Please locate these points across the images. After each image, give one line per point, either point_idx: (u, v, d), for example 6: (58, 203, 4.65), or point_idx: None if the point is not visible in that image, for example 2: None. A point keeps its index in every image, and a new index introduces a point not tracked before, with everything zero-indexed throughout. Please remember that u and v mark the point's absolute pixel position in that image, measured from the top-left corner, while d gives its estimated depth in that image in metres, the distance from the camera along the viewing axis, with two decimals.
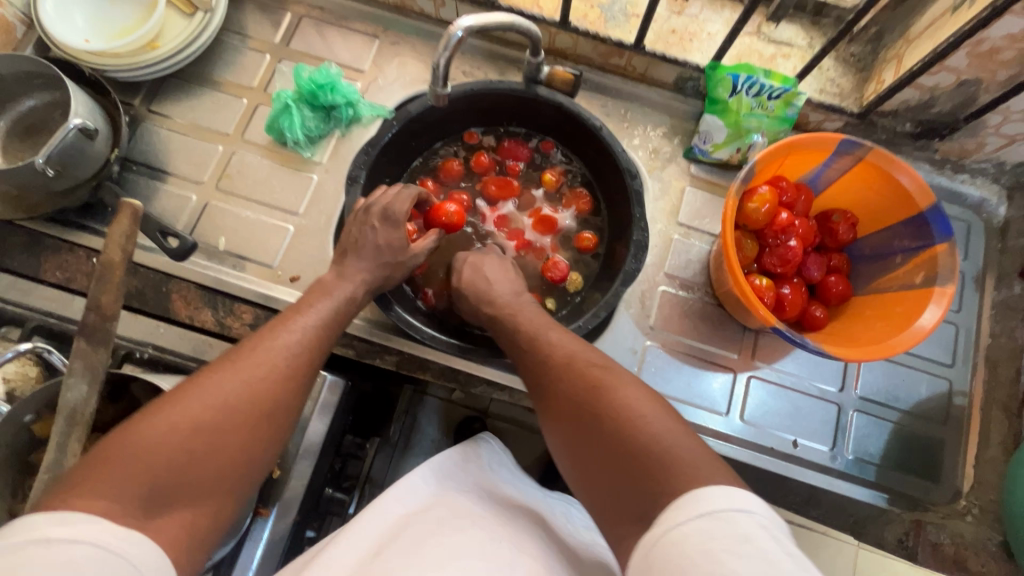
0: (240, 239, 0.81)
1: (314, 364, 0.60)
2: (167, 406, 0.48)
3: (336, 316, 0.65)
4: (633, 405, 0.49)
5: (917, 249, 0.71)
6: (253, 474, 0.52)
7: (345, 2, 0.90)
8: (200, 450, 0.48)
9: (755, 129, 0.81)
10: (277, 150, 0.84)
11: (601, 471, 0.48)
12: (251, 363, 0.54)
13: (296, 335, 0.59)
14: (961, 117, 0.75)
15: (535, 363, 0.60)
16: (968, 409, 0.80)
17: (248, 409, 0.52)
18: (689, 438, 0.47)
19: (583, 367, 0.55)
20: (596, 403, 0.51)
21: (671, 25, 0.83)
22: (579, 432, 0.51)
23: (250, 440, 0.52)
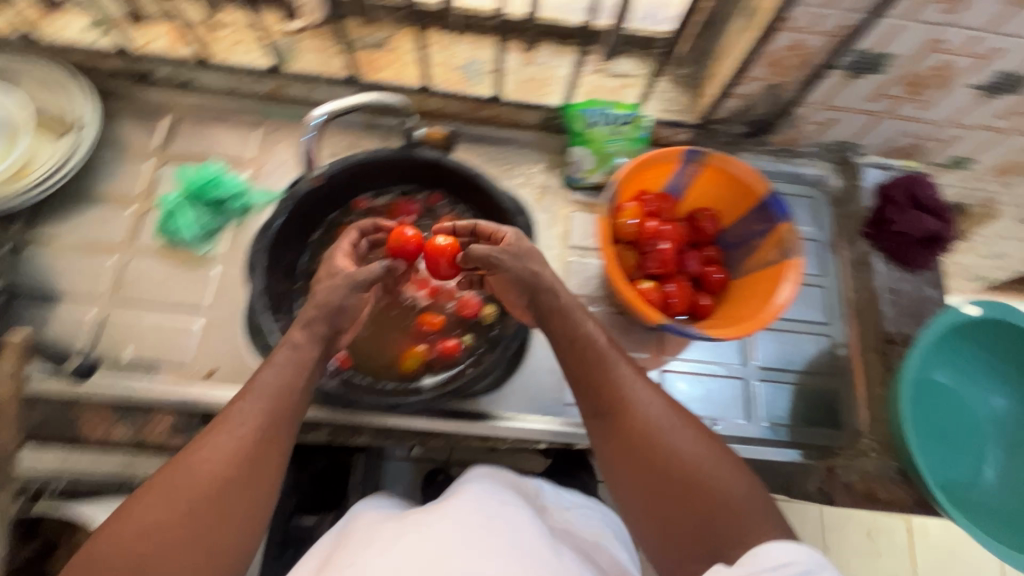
0: (148, 345, 0.80)
1: (290, 413, 0.57)
2: (142, 498, 0.50)
3: (290, 375, 0.59)
4: (691, 449, 0.55)
5: (767, 229, 0.81)
6: (231, 556, 0.51)
7: (220, 99, 0.94)
8: (151, 550, 0.47)
9: (617, 153, 0.90)
10: (172, 251, 0.85)
11: (663, 508, 0.54)
12: (225, 433, 0.53)
13: (242, 416, 0.55)
14: (778, 114, 0.88)
15: (587, 390, 0.61)
16: (850, 357, 0.90)
17: (205, 499, 0.50)
18: (749, 483, 0.54)
19: (639, 400, 0.59)
20: (659, 445, 0.56)
21: (525, 75, 0.92)
22: (644, 470, 0.56)
23: (224, 516, 0.51)
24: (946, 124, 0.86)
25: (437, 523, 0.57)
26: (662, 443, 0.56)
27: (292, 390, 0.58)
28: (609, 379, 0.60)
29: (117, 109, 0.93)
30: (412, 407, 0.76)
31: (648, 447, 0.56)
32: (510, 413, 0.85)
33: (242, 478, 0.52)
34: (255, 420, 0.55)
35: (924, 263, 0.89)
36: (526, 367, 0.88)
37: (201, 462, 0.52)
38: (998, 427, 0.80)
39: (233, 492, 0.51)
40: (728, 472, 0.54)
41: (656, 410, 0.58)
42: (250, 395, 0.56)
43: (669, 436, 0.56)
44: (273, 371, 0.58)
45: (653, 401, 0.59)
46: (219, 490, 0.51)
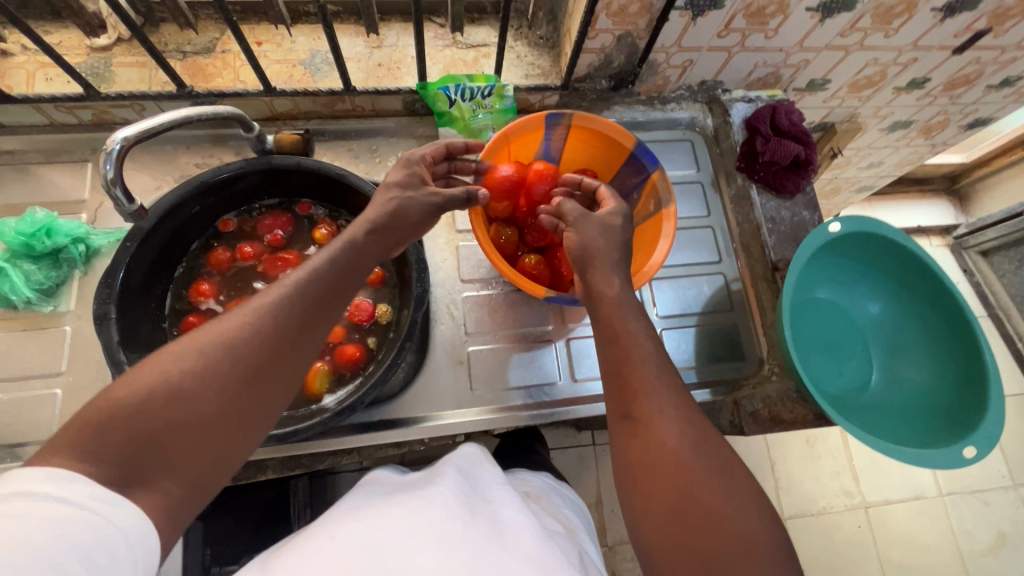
0: (1, 426, 0.71)
1: (325, 314, 0.54)
2: (153, 363, 0.44)
3: (341, 263, 0.57)
4: (711, 475, 0.51)
5: (641, 181, 0.81)
6: (244, 445, 0.47)
7: (38, 136, 0.83)
8: (179, 413, 0.43)
9: (485, 128, 0.88)
10: (10, 317, 0.76)
11: (664, 525, 0.50)
12: (252, 317, 0.49)
13: (292, 292, 0.52)
14: (637, 63, 0.87)
15: (627, 385, 0.56)
16: (744, 290, 0.93)
17: (237, 370, 0.46)
18: (771, 520, 0.50)
19: (672, 415, 0.54)
20: (683, 462, 0.51)
21: (375, 60, 0.86)
22: (668, 484, 0.50)
23: (248, 404, 0.47)
24: (794, 49, 0.88)
25: (428, 510, 0.54)
26: (688, 463, 0.51)
27: (343, 276, 0.56)
28: (648, 380, 0.56)
29: None
30: (307, 433, 0.69)
31: (677, 460, 0.51)
32: (423, 414, 0.81)
33: (274, 361, 0.49)
34: (307, 300, 0.53)
35: (796, 188, 0.92)
36: (432, 363, 0.83)
37: (235, 332, 0.47)
38: (881, 334, 0.87)
39: (265, 371, 0.48)
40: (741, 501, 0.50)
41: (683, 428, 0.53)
42: (293, 278, 0.53)
43: (700, 454, 0.52)
44: (327, 259, 0.56)
45: (684, 417, 0.54)
46: (257, 364, 0.47)
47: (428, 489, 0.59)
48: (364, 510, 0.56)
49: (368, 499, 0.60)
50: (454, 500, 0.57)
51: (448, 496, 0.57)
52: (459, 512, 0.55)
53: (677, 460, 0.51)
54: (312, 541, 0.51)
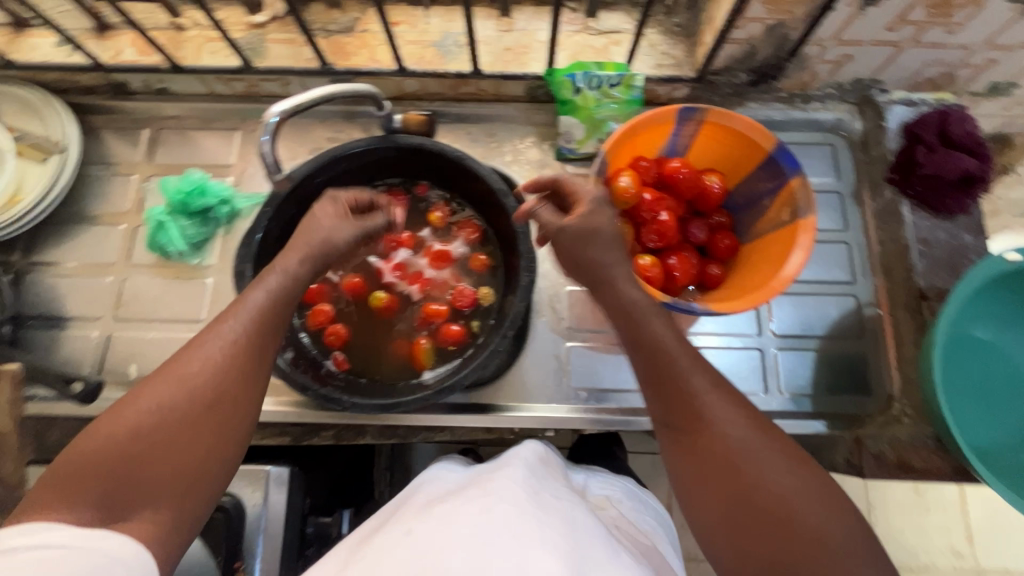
0: (151, 361, 0.81)
1: (267, 346, 0.54)
2: (115, 411, 0.47)
3: (278, 290, 0.57)
4: (785, 479, 0.46)
5: (776, 188, 0.74)
6: (222, 468, 0.49)
7: (198, 104, 0.92)
8: (147, 450, 0.46)
9: (609, 118, 0.84)
10: (165, 265, 0.85)
11: (732, 529, 0.47)
12: (184, 365, 0.49)
13: (237, 326, 0.52)
14: (784, 57, 0.79)
15: (668, 396, 0.52)
16: (879, 317, 0.83)
17: (197, 403, 0.48)
18: (851, 522, 0.45)
19: (726, 418, 0.49)
20: (745, 471, 0.47)
21: (504, 44, 0.86)
22: (731, 498, 0.47)
23: (205, 441, 0.48)
24: (981, 47, 0.76)
25: (500, 506, 0.53)
26: (755, 473, 0.47)
27: (286, 299, 0.57)
28: (684, 384, 0.51)
29: (100, 125, 0.92)
30: (411, 405, 0.72)
31: (737, 472, 0.47)
32: (517, 403, 0.81)
33: (230, 390, 0.50)
34: (254, 328, 0.53)
35: (959, 208, 0.81)
36: (529, 354, 0.83)
37: (195, 371, 0.49)
38: None
39: (224, 402, 0.49)
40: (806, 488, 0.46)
41: (744, 430, 0.49)
42: (239, 310, 0.54)
43: (759, 462, 0.47)
44: (263, 294, 0.55)
45: (742, 418, 0.49)
46: (212, 396, 0.49)
47: (491, 483, 0.58)
48: (440, 505, 0.56)
49: (443, 493, 0.60)
50: (520, 494, 0.56)
51: (518, 492, 0.56)
52: (529, 509, 0.54)
53: (740, 473, 0.47)
54: (388, 539, 0.53)
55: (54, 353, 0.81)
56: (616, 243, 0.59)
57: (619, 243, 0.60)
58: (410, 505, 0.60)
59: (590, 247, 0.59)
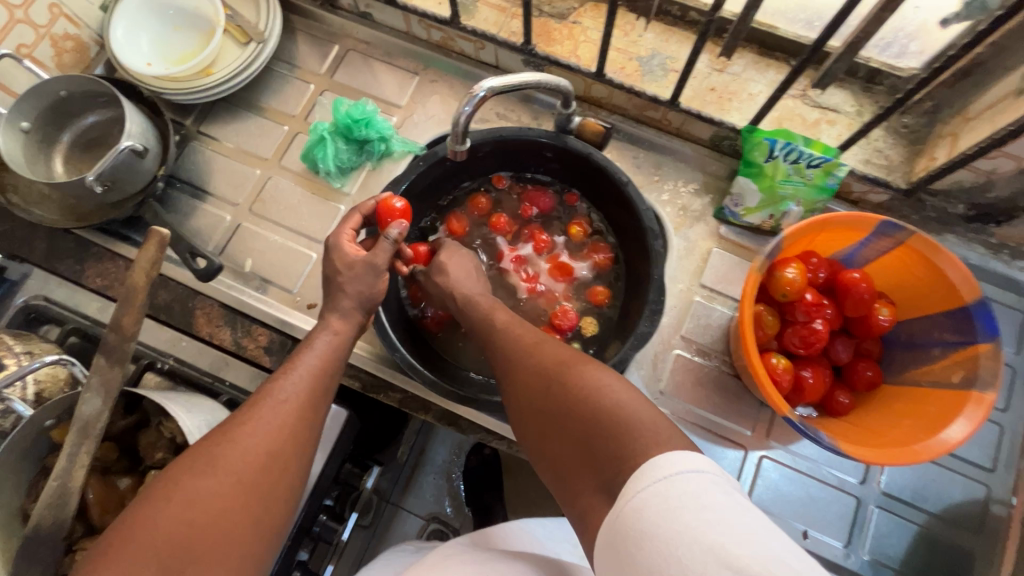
0: (266, 262, 0.83)
1: (318, 406, 0.57)
2: (183, 478, 0.48)
3: (329, 356, 0.60)
4: (580, 378, 0.49)
5: (958, 344, 0.65)
6: (270, 534, 0.51)
7: (390, 38, 0.93)
8: (204, 521, 0.46)
9: (790, 198, 0.77)
10: (310, 179, 0.87)
11: (564, 457, 0.48)
12: (242, 429, 0.52)
13: (293, 389, 0.56)
14: (1021, 204, 0.69)
15: (499, 350, 0.60)
16: (1006, 520, 0.73)
17: (252, 469, 0.50)
18: (641, 402, 0.46)
19: (540, 350, 0.56)
20: (551, 384, 0.51)
21: (710, 83, 0.80)
22: (545, 417, 0.51)
23: (260, 506, 0.50)
24: None
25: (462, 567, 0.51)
26: (555, 381, 0.51)
27: (335, 360, 0.61)
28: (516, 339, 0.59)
29: (299, 27, 0.95)
30: (488, 407, 0.70)
31: (546, 391, 0.51)
32: None
33: (284, 458, 0.52)
34: (306, 395, 0.56)
35: None
36: None
37: (251, 438, 0.51)
38: None
39: (274, 467, 0.51)
40: (615, 387, 0.47)
41: (558, 355, 0.54)
42: (291, 372, 0.57)
43: (556, 374, 0.51)
44: (313, 353, 0.60)
45: (556, 347, 0.56)
46: (266, 463, 0.51)
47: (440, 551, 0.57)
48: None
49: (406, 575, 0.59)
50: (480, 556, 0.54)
51: (465, 554, 0.55)
52: (487, 564, 0.52)
53: (547, 388, 0.51)
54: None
55: (187, 221, 0.86)
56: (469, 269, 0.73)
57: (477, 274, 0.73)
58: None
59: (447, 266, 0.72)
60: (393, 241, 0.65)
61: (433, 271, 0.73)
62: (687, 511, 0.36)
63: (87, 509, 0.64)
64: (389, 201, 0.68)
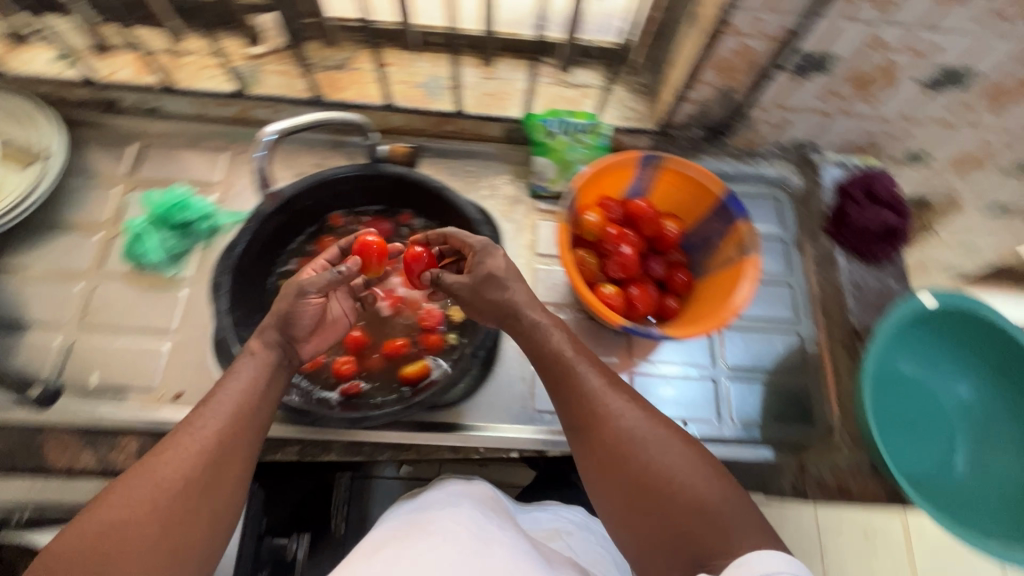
0: (115, 370, 0.80)
1: (246, 430, 0.56)
2: (103, 503, 0.49)
3: (257, 379, 0.59)
4: (682, 468, 0.54)
5: (726, 229, 0.82)
6: (195, 562, 0.50)
7: (188, 125, 0.95)
8: (119, 547, 0.46)
9: (577, 160, 0.91)
10: (140, 276, 0.85)
11: (644, 524, 0.54)
12: (166, 455, 0.52)
13: (214, 416, 0.55)
14: (733, 117, 0.90)
15: (570, 398, 0.61)
16: (820, 353, 0.91)
17: (170, 494, 0.50)
18: (730, 492, 0.53)
19: (631, 415, 0.58)
20: (643, 453, 0.55)
21: (485, 89, 0.94)
22: (632, 480, 0.55)
23: (180, 531, 0.49)
24: (897, 119, 0.88)
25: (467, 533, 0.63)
26: (643, 452, 0.56)
27: (266, 384, 0.60)
28: (590, 392, 0.60)
29: (87, 138, 0.93)
30: (380, 418, 0.73)
31: (636, 458, 0.55)
32: (481, 424, 0.82)
33: (203, 484, 0.51)
34: (233, 421, 0.55)
35: (884, 255, 0.90)
36: (498, 376, 0.85)
37: (169, 465, 0.51)
38: (974, 418, 0.80)
39: (195, 492, 0.51)
40: (699, 474, 0.54)
41: (650, 430, 0.57)
42: (215, 400, 0.57)
43: (653, 446, 0.56)
44: (240, 376, 0.59)
45: (638, 410, 0.59)
46: (183, 487, 0.50)
47: (438, 521, 0.64)
48: (391, 545, 0.61)
49: (393, 531, 0.65)
50: (476, 522, 0.65)
51: (457, 529, 0.63)
52: (483, 530, 0.64)
53: (638, 454, 0.55)
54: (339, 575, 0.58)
55: (9, 359, 0.79)
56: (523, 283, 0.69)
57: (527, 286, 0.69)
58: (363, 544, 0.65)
59: (503, 282, 0.67)
60: (344, 274, 0.66)
61: (478, 283, 0.68)
62: None
63: None
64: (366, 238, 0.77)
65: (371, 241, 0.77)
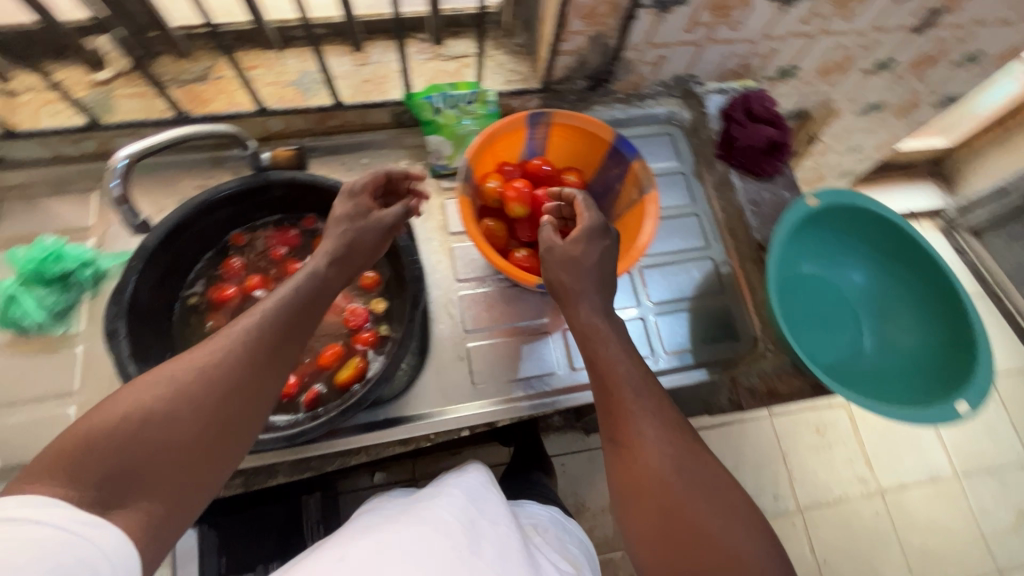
0: (18, 447, 0.73)
1: (286, 350, 0.55)
2: (140, 385, 0.47)
3: (304, 298, 0.59)
4: (712, 512, 0.51)
5: (623, 172, 0.84)
6: (218, 473, 0.49)
7: (44, 170, 0.86)
8: (158, 435, 0.45)
9: (470, 132, 0.91)
10: (25, 342, 0.78)
11: (661, 550, 0.51)
12: (205, 351, 0.50)
13: (260, 319, 0.54)
14: (611, 62, 0.91)
15: (613, 407, 0.58)
16: (734, 272, 0.95)
17: (206, 393, 0.48)
18: (770, 555, 0.50)
19: (666, 442, 0.55)
20: (680, 492, 0.52)
21: (362, 76, 0.90)
22: (661, 513, 0.52)
23: (215, 437, 0.48)
24: (761, 39, 0.92)
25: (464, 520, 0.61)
26: (681, 481, 0.52)
27: (313, 302, 0.60)
28: (629, 406, 0.57)
29: None
30: (318, 428, 0.70)
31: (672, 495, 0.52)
32: (425, 411, 0.81)
33: (244, 379, 0.51)
34: (280, 325, 0.55)
35: (774, 170, 0.95)
36: (435, 361, 0.85)
37: (214, 355, 0.50)
38: (869, 300, 0.88)
39: (234, 398, 0.50)
40: (731, 521, 0.51)
41: (687, 461, 0.54)
42: (259, 308, 0.55)
43: (692, 486, 0.52)
44: (291, 287, 0.58)
45: (677, 438, 0.55)
46: (224, 393, 0.49)
47: (431, 510, 0.62)
48: (382, 526, 0.59)
49: (380, 518, 0.62)
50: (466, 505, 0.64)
51: (466, 508, 0.63)
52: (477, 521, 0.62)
53: (674, 492, 0.52)
54: (323, 560, 0.52)
55: None
56: (600, 274, 0.67)
57: (599, 266, 0.67)
58: (347, 530, 0.60)
59: (581, 272, 0.66)
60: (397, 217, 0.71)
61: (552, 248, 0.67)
62: None
63: None
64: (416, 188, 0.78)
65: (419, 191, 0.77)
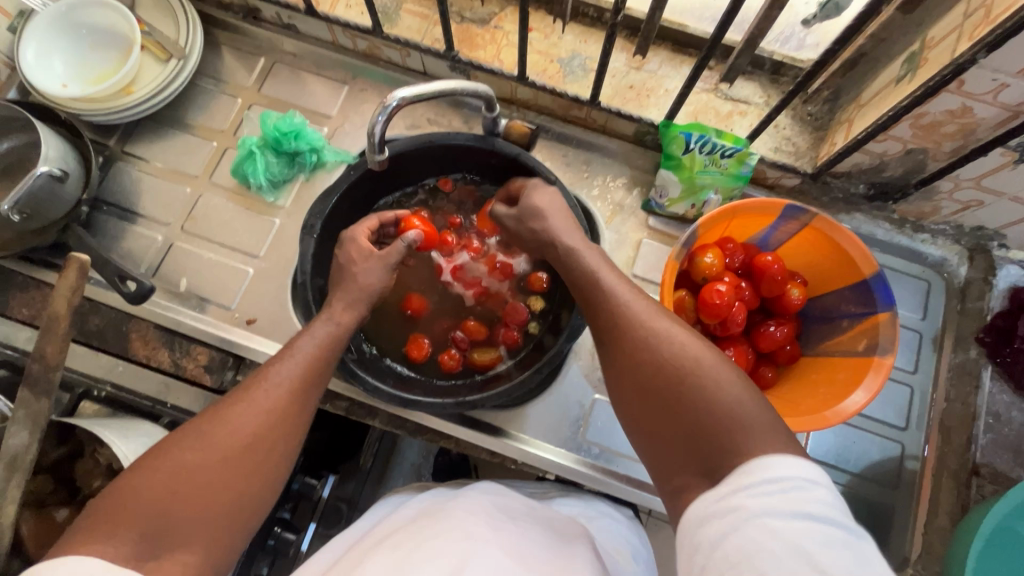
0: (203, 280, 0.83)
1: (310, 399, 0.56)
2: (180, 444, 0.48)
3: (328, 342, 0.60)
4: (709, 372, 0.46)
5: (861, 315, 0.70)
6: (252, 520, 0.49)
7: (317, 49, 0.92)
8: (188, 490, 0.45)
9: (709, 187, 0.80)
10: (243, 195, 0.86)
11: (658, 426, 0.48)
12: (242, 408, 0.51)
13: (285, 377, 0.54)
14: (912, 182, 0.76)
15: (599, 313, 0.56)
16: (919, 474, 0.79)
17: (237, 450, 0.49)
18: (770, 411, 0.45)
19: (660, 325, 0.51)
20: (675, 355, 0.48)
21: (629, 81, 0.84)
22: (648, 385, 0.49)
23: (247, 486, 0.49)
24: None
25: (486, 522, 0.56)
26: (668, 362, 0.48)
27: (332, 351, 0.60)
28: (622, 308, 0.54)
29: (224, 42, 0.93)
30: (430, 409, 0.70)
31: (654, 354, 0.49)
32: (525, 436, 0.78)
33: (269, 438, 0.51)
34: (302, 380, 0.55)
35: None
36: (555, 394, 0.80)
37: (243, 417, 0.50)
38: None
39: (263, 450, 0.50)
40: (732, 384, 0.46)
41: (685, 342, 0.49)
42: (289, 357, 0.56)
43: (682, 353, 0.48)
44: (311, 340, 0.59)
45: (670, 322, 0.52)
46: (253, 443, 0.50)
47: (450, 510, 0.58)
48: (392, 537, 0.55)
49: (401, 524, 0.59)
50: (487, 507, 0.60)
51: (475, 522, 0.55)
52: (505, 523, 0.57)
53: (667, 355, 0.49)
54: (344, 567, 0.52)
55: (117, 244, 0.84)
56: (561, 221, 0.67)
57: (568, 215, 0.68)
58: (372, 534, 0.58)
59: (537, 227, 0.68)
60: (410, 243, 0.69)
61: (523, 213, 0.69)
62: (788, 513, 0.38)
63: (21, 545, 0.63)
64: (411, 223, 0.75)
65: (415, 223, 0.75)
